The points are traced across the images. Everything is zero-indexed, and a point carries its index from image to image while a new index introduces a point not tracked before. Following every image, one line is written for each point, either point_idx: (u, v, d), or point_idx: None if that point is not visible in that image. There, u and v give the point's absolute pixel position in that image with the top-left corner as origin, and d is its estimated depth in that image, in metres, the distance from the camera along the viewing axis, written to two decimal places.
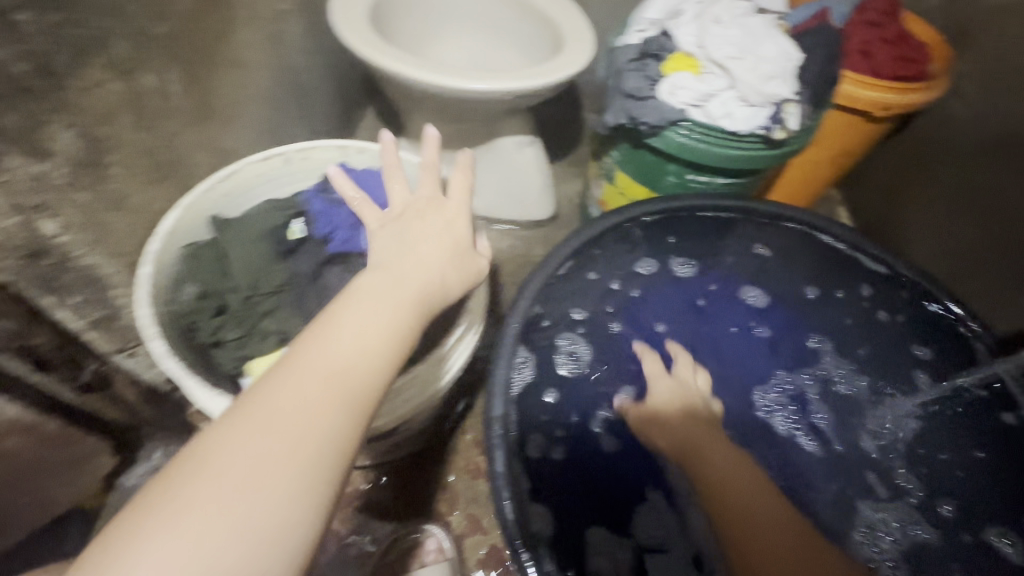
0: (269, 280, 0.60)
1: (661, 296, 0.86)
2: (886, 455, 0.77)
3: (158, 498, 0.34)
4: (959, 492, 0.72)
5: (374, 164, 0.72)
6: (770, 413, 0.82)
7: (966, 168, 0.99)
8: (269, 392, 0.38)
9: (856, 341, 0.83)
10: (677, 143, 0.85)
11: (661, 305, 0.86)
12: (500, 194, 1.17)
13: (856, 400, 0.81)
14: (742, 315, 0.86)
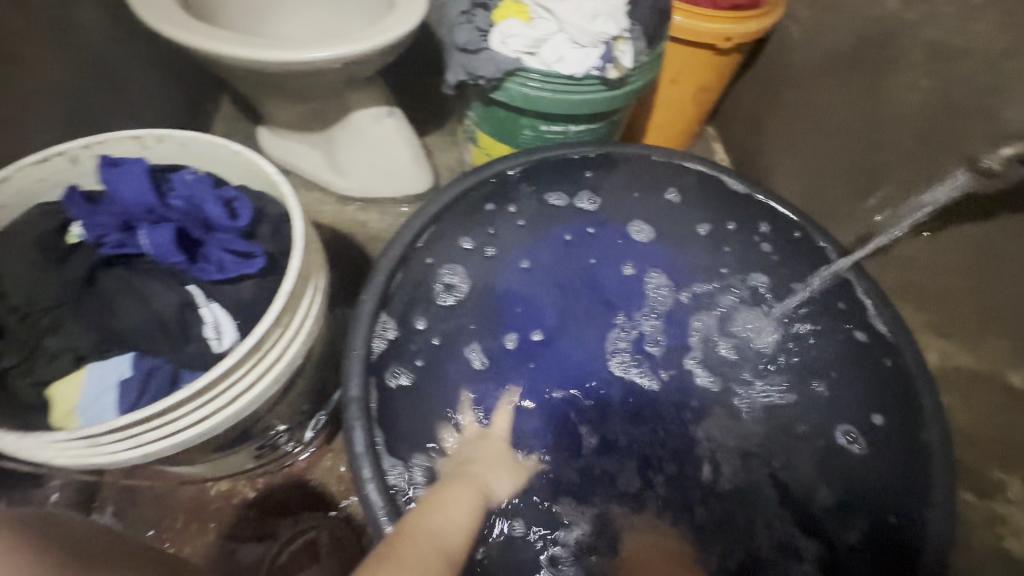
0: (45, 294, 0.52)
1: (545, 247, 0.88)
2: (759, 370, 0.82)
3: None
4: (830, 396, 0.79)
5: (180, 152, 0.65)
6: (627, 360, 0.84)
7: (807, 87, 1.03)
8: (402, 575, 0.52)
9: (730, 264, 0.88)
10: (520, 95, 0.84)
11: (547, 257, 0.88)
12: (370, 171, 1.12)
13: (736, 326, 0.85)
14: (629, 247, 0.90)
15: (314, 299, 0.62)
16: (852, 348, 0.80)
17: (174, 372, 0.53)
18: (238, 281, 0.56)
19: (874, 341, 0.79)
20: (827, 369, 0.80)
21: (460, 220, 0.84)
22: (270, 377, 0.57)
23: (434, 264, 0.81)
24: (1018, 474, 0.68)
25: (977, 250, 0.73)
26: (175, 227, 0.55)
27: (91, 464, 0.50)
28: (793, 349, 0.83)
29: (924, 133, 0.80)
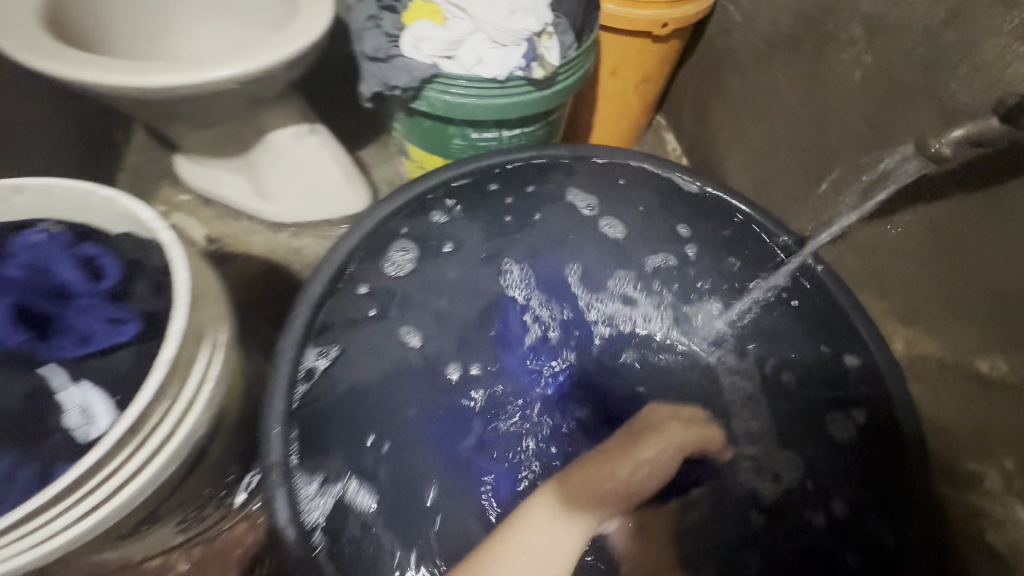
0: None
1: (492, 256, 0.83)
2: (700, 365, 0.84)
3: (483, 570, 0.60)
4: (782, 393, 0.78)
5: (46, 204, 0.57)
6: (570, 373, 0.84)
7: (747, 74, 0.98)
8: (536, 536, 0.63)
9: (691, 270, 0.85)
10: (442, 103, 0.76)
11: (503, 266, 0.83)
12: (298, 195, 1.04)
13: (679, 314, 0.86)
14: (583, 258, 0.86)
15: (215, 360, 0.54)
16: (829, 352, 0.75)
17: (44, 469, 0.45)
18: (110, 353, 0.48)
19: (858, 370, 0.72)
20: (791, 370, 0.77)
21: (419, 210, 0.80)
22: (164, 457, 0.50)
23: (394, 247, 0.77)
24: (993, 466, 0.65)
25: (934, 233, 0.68)
26: (25, 296, 0.48)
27: None
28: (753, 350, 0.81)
29: (870, 113, 0.75)
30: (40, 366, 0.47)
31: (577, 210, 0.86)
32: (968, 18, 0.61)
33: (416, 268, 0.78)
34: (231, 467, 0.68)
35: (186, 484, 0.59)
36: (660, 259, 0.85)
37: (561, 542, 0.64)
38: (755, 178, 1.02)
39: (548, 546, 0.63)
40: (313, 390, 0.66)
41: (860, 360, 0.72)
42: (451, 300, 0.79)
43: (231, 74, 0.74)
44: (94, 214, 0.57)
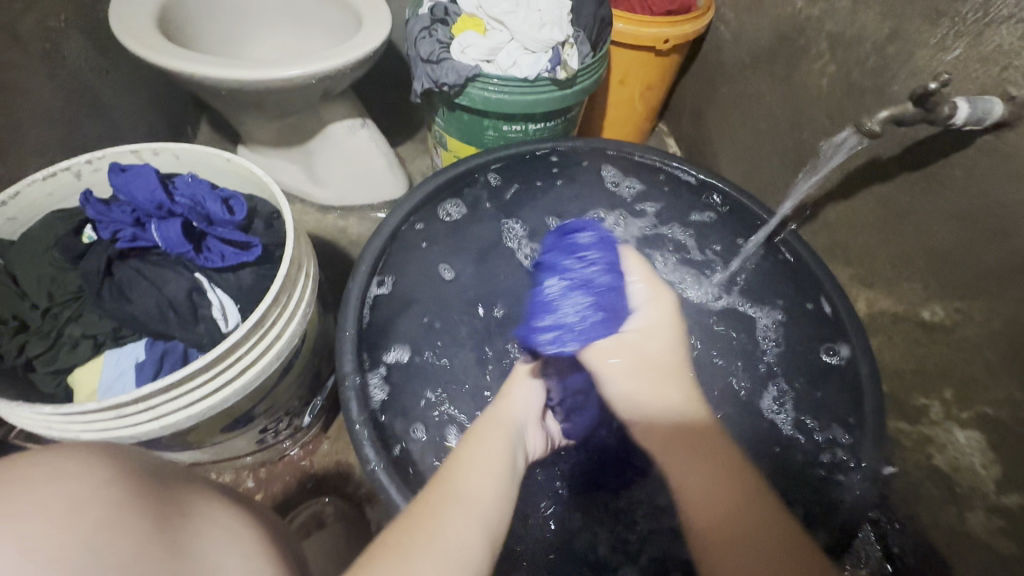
0: (63, 288, 0.59)
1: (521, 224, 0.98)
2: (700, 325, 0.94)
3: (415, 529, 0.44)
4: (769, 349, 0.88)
5: (175, 163, 0.72)
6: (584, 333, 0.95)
7: (738, 84, 1.15)
8: (488, 450, 0.54)
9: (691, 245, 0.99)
10: (481, 98, 0.92)
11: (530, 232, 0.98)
12: (347, 181, 1.20)
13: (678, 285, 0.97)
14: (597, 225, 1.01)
15: (307, 283, 0.68)
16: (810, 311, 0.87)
17: (185, 351, 0.59)
18: (237, 270, 0.63)
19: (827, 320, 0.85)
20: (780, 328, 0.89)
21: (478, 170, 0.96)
22: (271, 353, 0.63)
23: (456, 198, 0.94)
24: (937, 397, 0.78)
25: (887, 208, 0.83)
26: (182, 220, 0.62)
27: (118, 436, 0.57)
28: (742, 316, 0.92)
29: (836, 111, 0.91)
30: (194, 274, 0.60)
31: (601, 187, 1.02)
32: (905, 33, 0.77)
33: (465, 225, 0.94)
34: (304, 389, 0.82)
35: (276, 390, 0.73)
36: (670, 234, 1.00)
37: (503, 448, 0.56)
38: (745, 173, 1.17)
39: (495, 464, 0.53)
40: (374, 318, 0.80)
41: (826, 314, 0.86)
42: (486, 259, 0.94)
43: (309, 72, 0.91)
44: (214, 172, 0.72)
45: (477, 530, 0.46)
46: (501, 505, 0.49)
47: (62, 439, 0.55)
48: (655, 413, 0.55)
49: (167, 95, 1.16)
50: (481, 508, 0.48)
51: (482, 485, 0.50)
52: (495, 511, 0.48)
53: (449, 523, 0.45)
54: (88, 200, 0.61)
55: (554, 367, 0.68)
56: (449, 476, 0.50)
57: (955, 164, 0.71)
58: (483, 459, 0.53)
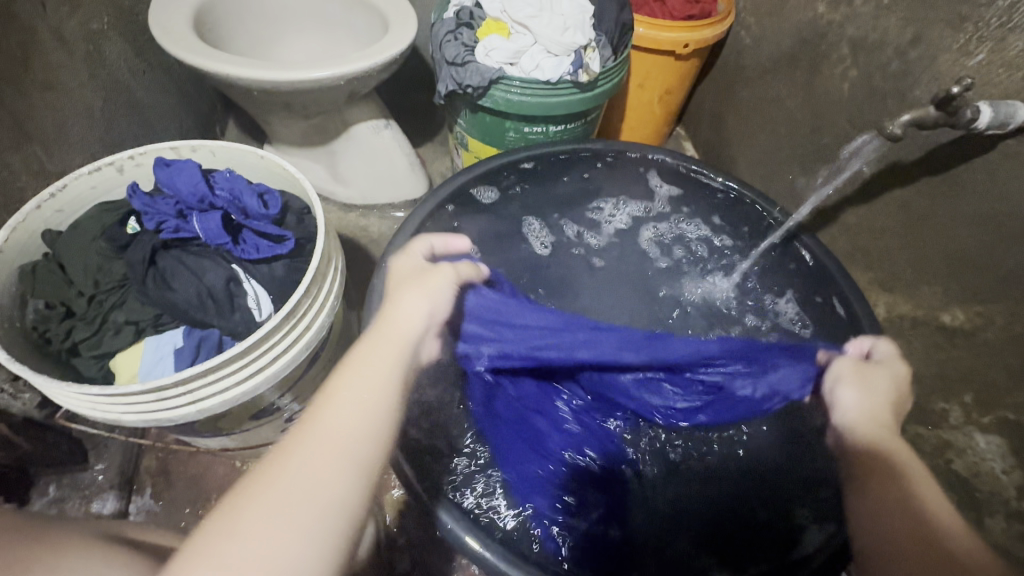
0: (109, 275, 0.62)
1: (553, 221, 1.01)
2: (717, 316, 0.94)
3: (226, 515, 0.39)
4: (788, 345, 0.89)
5: (212, 160, 0.75)
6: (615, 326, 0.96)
7: (757, 88, 1.15)
8: (363, 378, 0.49)
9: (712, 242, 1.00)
10: (504, 100, 0.95)
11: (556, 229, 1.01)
12: (369, 180, 1.22)
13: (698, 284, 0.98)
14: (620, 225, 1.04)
15: (336, 276, 0.70)
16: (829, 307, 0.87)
17: (220, 338, 0.62)
18: (270, 263, 0.65)
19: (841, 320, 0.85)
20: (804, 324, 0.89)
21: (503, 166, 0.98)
22: (301, 342, 0.65)
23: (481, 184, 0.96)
24: (957, 402, 0.78)
25: (908, 212, 0.83)
26: (221, 213, 0.65)
27: (155, 418, 0.59)
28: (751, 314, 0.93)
29: (857, 116, 0.91)
30: (231, 265, 0.63)
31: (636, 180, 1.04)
32: (928, 38, 0.77)
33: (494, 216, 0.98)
34: None
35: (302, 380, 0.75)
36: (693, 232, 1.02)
37: (385, 367, 0.51)
38: (764, 176, 1.18)
39: (362, 413, 0.47)
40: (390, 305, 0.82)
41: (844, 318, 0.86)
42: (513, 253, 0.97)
43: (339, 73, 0.94)
44: (249, 169, 0.74)
45: (326, 516, 0.40)
46: (362, 480, 0.43)
47: (102, 419, 0.58)
48: (859, 422, 0.60)
49: (198, 95, 1.20)
50: (333, 492, 0.41)
51: (328, 461, 0.43)
52: (339, 513, 0.41)
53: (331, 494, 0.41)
54: (135, 192, 0.64)
55: (442, 294, 0.60)
56: (297, 441, 0.44)
57: (978, 168, 0.71)
58: (360, 388, 0.48)
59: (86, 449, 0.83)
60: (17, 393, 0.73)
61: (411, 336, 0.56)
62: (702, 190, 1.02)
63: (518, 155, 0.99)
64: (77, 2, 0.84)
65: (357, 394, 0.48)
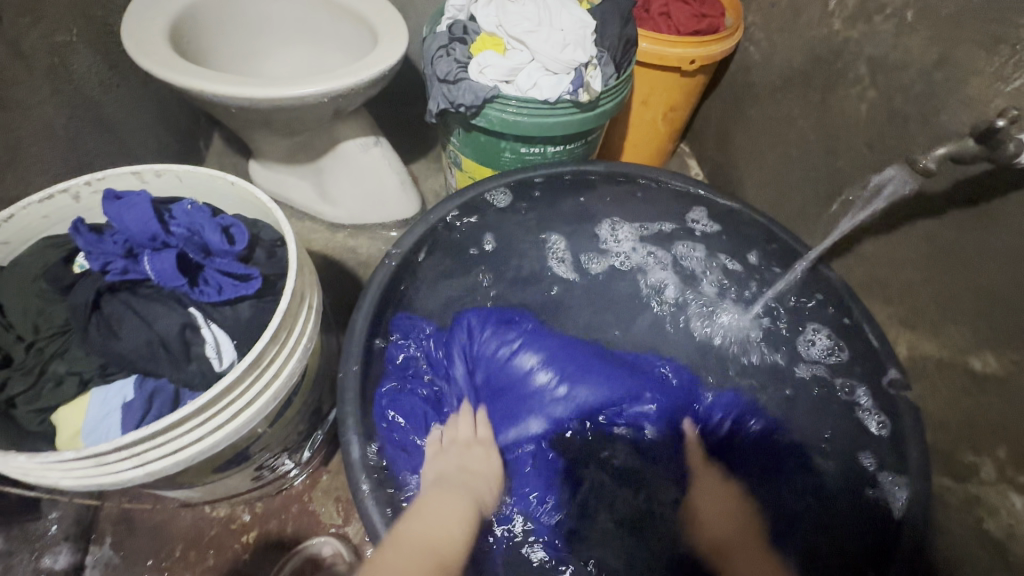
0: (50, 321, 0.55)
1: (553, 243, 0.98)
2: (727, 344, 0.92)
3: None
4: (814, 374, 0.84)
5: (178, 186, 0.68)
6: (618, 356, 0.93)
7: (766, 107, 1.10)
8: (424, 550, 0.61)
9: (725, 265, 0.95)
10: (499, 120, 0.88)
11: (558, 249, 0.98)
12: (358, 199, 1.16)
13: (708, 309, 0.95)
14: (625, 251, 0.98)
15: (309, 317, 0.64)
16: (861, 347, 0.80)
17: (175, 391, 0.55)
18: (235, 303, 0.59)
19: (869, 358, 0.79)
20: (839, 357, 0.82)
21: (505, 186, 0.92)
22: (268, 393, 0.59)
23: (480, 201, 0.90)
24: (988, 456, 0.72)
25: (933, 246, 0.77)
26: (178, 250, 0.58)
27: (97, 484, 0.52)
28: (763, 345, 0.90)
29: (875, 140, 0.85)
30: (188, 308, 0.57)
31: (648, 201, 0.97)
32: (957, 60, 0.71)
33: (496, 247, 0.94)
34: (304, 425, 0.77)
35: (274, 426, 0.69)
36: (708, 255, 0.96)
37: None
38: (773, 199, 1.12)
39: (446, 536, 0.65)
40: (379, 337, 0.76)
41: (864, 358, 0.79)
42: (513, 280, 0.95)
43: (323, 90, 0.88)
44: (217, 196, 0.68)
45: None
46: None
47: (36, 486, 0.51)
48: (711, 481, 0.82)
49: (177, 109, 1.14)
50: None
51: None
52: None
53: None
54: (78, 229, 0.57)
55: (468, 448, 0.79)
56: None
57: (1015, 202, 0.65)
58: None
59: (39, 499, 0.77)
60: None
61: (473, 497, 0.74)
62: (726, 214, 0.93)
63: (521, 175, 0.92)
64: (38, 12, 0.78)
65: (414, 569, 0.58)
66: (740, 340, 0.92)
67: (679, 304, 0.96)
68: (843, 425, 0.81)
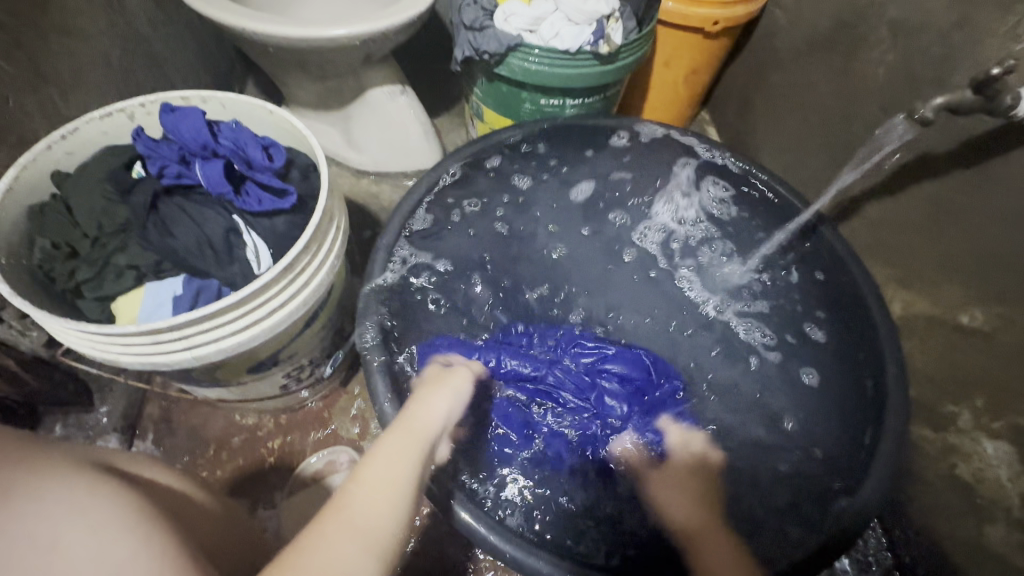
0: (112, 220, 0.62)
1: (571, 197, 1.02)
2: (735, 295, 0.95)
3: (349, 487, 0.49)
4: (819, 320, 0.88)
5: (221, 112, 0.73)
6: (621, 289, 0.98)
7: (787, 72, 1.11)
8: (388, 465, 0.53)
9: (729, 206, 0.98)
10: (521, 69, 0.92)
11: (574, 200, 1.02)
12: (382, 147, 1.21)
13: (714, 244, 0.99)
14: (658, 220, 1.00)
15: (337, 234, 0.70)
16: (846, 320, 0.84)
17: (218, 289, 0.62)
18: (274, 216, 0.65)
19: (842, 328, 0.85)
20: (830, 313, 0.87)
21: (531, 148, 0.97)
22: (298, 298, 0.65)
23: (501, 144, 0.94)
24: (966, 405, 0.76)
25: (934, 206, 0.80)
26: (225, 161, 0.65)
27: (152, 362, 0.59)
28: (763, 295, 0.94)
29: (890, 103, 0.87)
30: (231, 216, 0.64)
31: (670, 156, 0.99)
32: (975, 21, 0.72)
33: (512, 202, 0.98)
34: (329, 341, 0.85)
35: (302, 336, 0.76)
36: (720, 200, 0.98)
37: (408, 462, 0.54)
38: (787, 164, 1.14)
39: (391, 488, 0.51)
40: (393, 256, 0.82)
41: (858, 311, 0.83)
42: (518, 218, 0.99)
43: (357, 33, 0.92)
44: (258, 123, 0.73)
45: (370, 559, 0.44)
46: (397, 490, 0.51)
47: (100, 359, 0.59)
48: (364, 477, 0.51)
49: (216, 51, 1.19)
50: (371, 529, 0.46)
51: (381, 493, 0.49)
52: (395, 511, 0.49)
53: (338, 553, 0.43)
54: (139, 137, 0.65)
55: (462, 394, 0.70)
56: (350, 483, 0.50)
57: (1013, 162, 0.68)
58: (384, 470, 0.52)
59: (94, 391, 0.85)
60: (26, 329, 0.73)
61: (432, 431, 0.62)
62: (742, 182, 0.96)
63: (536, 133, 0.96)
64: None
65: (400, 463, 0.54)
66: (742, 295, 0.95)
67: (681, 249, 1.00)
68: (837, 374, 0.83)
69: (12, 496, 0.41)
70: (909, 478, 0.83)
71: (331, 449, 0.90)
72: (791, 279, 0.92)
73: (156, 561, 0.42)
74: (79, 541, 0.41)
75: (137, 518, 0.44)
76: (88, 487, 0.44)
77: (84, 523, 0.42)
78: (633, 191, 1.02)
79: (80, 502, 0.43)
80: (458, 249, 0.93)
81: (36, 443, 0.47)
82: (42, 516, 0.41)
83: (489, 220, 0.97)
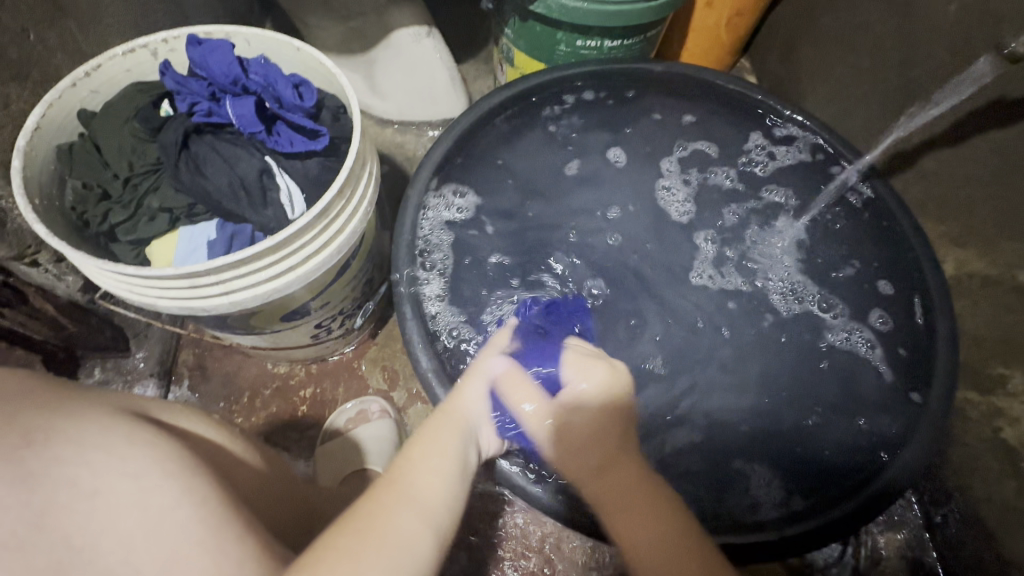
0: (144, 159, 0.62)
1: (603, 147, 0.95)
2: (788, 250, 0.89)
3: (386, 484, 0.54)
4: (864, 273, 0.84)
5: (246, 50, 0.69)
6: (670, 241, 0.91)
7: (842, 13, 1.02)
8: (438, 444, 0.59)
9: (774, 159, 0.93)
10: (558, 6, 0.86)
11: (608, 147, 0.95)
12: (407, 94, 1.17)
13: (764, 193, 0.92)
14: (698, 177, 0.94)
15: (370, 181, 0.67)
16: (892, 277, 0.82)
17: (253, 235, 0.61)
18: (308, 159, 0.64)
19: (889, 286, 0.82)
20: (880, 267, 0.84)
21: (568, 95, 0.94)
22: (333, 245, 0.64)
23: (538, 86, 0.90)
24: (1018, 368, 0.73)
25: (1001, 157, 0.74)
26: (255, 99, 0.63)
27: (191, 306, 0.59)
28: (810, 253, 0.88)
29: (963, 43, 0.79)
30: (265, 157, 0.63)
31: (715, 107, 0.95)
32: None
33: (552, 155, 0.94)
34: (359, 293, 0.84)
35: (336, 285, 0.75)
36: (770, 149, 0.93)
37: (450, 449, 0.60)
38: (836, 114, 1.07)
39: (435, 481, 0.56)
40: (426, 208, 0.81)
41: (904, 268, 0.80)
42: (552, 168, 0.93)
43: None
44: (285, 62, 0.69)
45: (426, 530, 0.50)
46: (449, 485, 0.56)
47: (139, 303, 0.59)
48: (406, 476, 0.55)
49: None
50: (420, 515, 0.51)
51: (412, 521, 0.50)
52: (445, 511, 0.54)
53: (395, 521, 0.49)
54: (167, 72, 0.63)
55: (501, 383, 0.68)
56: (392, 475, 0.55)
57: None
58: (425, 468, 0.56)
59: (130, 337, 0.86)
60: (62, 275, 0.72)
61: (471, 425, 0.64)
62: (786, 135, 0.92)
63: (575, 75, 0.91)
64: None
65: (445, 452, 0.59)
66: (793, 250, 0.89)
67: (736, 201, 0.92)
68: (881, 335, 0.81)
69: (46, 444, 0.41)
70: (948, 441, 0.82)
71: (364, 398, 0.90)
72: (840, 231, 0.88)
73: (200, 507, 0.43)
74: (120, 488, 0.41)
75: (175, 465, 0.44)
76: (123, 437, 0.44)
77: (122, 470, 0.42)
78: (677, 139, 0.95)
79: (121, 452, 0.43)
80: (490, 197, 0.89)
81: (70, 391, 0.48)
82: (74, 465, 0.41)
83: (524, 172, 0.92)
